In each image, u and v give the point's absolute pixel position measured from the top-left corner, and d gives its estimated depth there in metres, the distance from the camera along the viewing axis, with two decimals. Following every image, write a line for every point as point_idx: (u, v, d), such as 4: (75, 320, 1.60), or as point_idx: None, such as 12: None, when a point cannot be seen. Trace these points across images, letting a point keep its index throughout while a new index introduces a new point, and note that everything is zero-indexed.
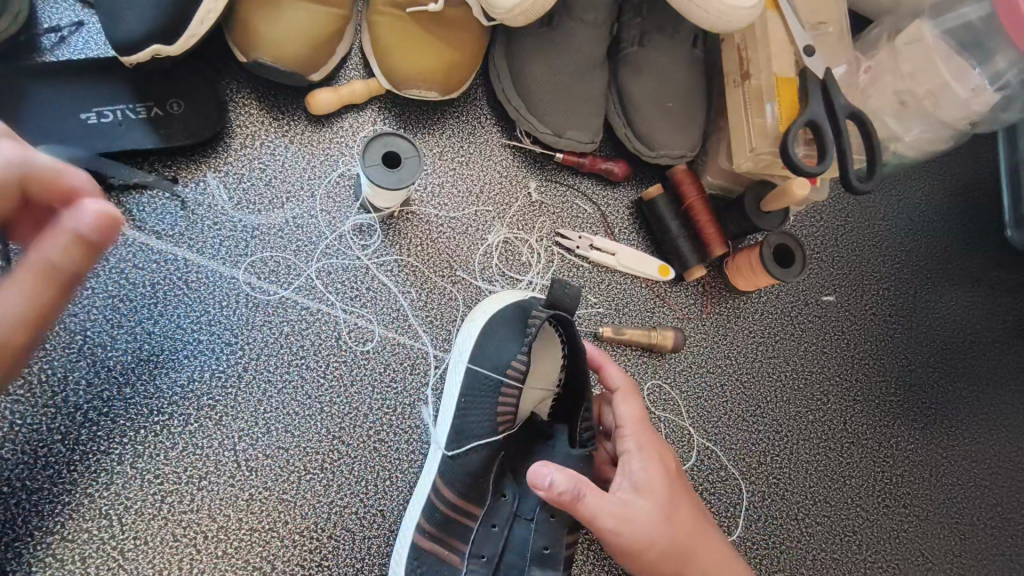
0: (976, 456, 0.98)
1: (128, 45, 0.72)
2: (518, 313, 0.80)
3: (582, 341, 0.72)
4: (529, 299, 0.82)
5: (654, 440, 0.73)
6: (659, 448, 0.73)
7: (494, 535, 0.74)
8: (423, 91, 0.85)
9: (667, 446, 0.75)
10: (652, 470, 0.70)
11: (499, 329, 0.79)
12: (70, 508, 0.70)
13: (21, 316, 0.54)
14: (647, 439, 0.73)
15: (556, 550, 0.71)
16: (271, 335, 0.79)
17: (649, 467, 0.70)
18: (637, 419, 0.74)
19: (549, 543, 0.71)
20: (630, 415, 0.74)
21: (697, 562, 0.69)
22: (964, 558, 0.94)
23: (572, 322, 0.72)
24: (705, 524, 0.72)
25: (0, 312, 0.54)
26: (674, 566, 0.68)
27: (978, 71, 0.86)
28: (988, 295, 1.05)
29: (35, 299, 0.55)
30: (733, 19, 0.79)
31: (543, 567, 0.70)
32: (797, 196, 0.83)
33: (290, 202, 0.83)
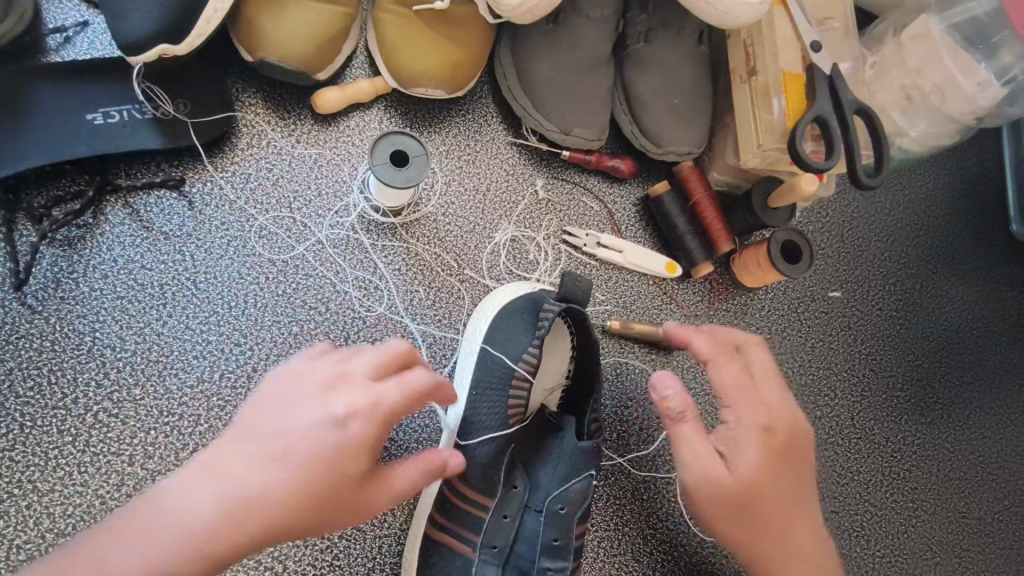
0: (984, 451, 0.99)
1: (134, 44, 0.71)
2: (529, 305, 0.80)
3: (593, 332, 0.73)
4: (541, 291, 0.82)
5: (767, 413, 0.69)
6: (769, 423, 0.69)
7: (506, 525, 0.75)
8: (430, 90, 0.85)
9: (792, 420, 0.70)
10: (744, 447, 0.68)
11: (511, 323, 0.79)
12: (83, 510, 0.70)
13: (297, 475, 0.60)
14: (757, 411, 0.69)
15: (565, 542, 0.73)
16: (280, 335, 0.79)
17: (745, 442, 0.68)
18: (746, 387, 0.71)
19: (558, 535, 0.72)
20: (774, 396, 0.71)
21: (755, 539, 0.69)
22: (972, 553, 0.95)
23: (585, 315, 0.72)
24: (796, 513, 0.69)
25: (274, 487, 0.59)
26: (730, 530, 0.69)
27: (983, 66, 0.86)
28: (994, 289, 1.05)
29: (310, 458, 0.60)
30: (741, 15, 0.79)
31: (553, 558, 0.72)
32: (805, 192, 0.84)
33: (297, 201, 0.83)
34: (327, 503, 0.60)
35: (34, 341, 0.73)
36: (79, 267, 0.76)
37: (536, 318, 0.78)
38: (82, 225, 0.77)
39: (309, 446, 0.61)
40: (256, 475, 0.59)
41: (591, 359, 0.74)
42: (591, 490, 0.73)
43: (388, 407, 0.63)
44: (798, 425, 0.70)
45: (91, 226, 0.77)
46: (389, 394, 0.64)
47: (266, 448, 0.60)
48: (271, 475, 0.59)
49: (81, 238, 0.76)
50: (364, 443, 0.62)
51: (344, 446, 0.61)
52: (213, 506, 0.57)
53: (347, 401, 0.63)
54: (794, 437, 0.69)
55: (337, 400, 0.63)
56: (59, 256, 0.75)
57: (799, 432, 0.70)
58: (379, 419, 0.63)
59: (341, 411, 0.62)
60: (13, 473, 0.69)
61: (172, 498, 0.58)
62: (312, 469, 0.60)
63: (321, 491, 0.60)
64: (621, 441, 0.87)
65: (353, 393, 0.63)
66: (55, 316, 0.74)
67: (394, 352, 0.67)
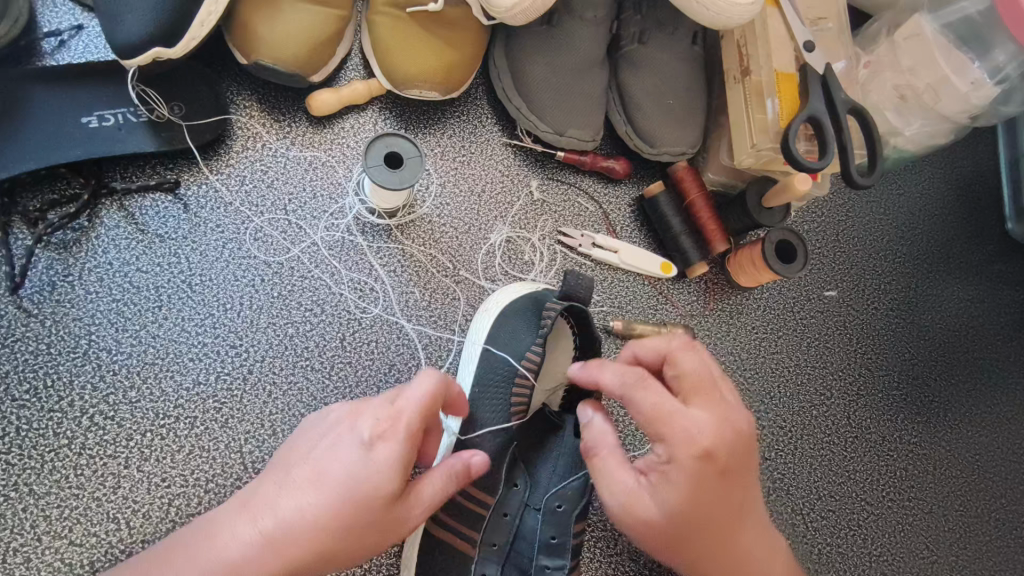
0: (980, 448, 0.99)
1: (127, 47, 0.71)
2: (533, 304, 0.82)
3: (594, 329, 0.74)
4: (545, 291, 0.84)
5: (700, 438, 0.57)
6: (702, 451, 0.57)
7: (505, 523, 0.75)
8: (424, 92, 0.85)
9: (728, 442, 0.59)
10: (674, 482, 0.58)
11: (515, 322, 0.81)
12: (79, 512, 0.70)
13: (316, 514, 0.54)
14: (687, 438, 0.58)
15: (563, 540, 0.72)
16: (275, 337, 0.79)
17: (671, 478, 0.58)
18: (674, 409, 0.58)
19: (556, 532, 0.73)
20: (701, 416, 0.59)
21: (697, 561, 0.63)
22: (969, 551, 0.95)
23: (585, 312, 0.74)
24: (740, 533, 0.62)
25: (294, 527, 0.54)
26: (669, 556, 0.63)
27: (977, 65, 0.86)
28: (989, 287, 1.05)
29: (329, 494, 0.54)
30: (734, 15, 0.79)
31: (552, 555, 0.72)
32: (798, 191, 0.84)
33: (292, 203, 0.83)
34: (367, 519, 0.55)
35: (30, 343, 0.73)
36: (75, 270, 0.76)
37: (539, 318, 0.81)
38: (78, 227, 0.77)
39: (338, 470, 0.55)
40: (290, 502, 0.55)
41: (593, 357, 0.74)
42: (588, 486, 0.74)
43: (405, 424, 0.56)
44: (734, 442, 0.59)
45: (87, 228, 0.77)
46: (406, 408, 0.57)
47: (301, 476, 0.56)
48: (307, 502, 0.55)
49: (77, 241, 0.77)
50: (394, 461, 0.55)
51: (369, 471, 0.55)
52: (255, 533, 0.54)
53: (371, 422, 0.56)
54: (730, 458, 0.59)
55: (361, 423, 0.57)
56: (55, 259, 0.76)
57: (737, 448, 0.59)
58: (404, 436, 0.56)
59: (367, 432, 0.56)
60: (9, 476, 0.70)
61: (220, 531, 0.56)
62: (342, 488, 0.54)
63: (356, 511, 0.54)
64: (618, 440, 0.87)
65: (376, 413, 0.57)
66: (51, 319, 0.74)
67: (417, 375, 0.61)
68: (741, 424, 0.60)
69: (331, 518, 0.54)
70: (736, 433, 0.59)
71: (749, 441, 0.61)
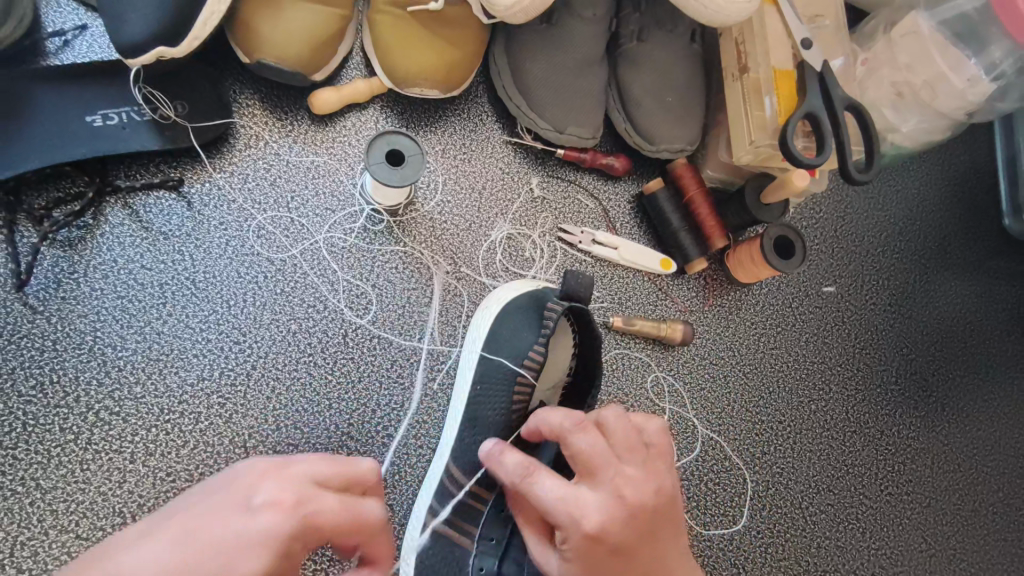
0: (977, 442, 0.99)
1: (132, 47, 0.72)
2: (534, 302, 0.82)
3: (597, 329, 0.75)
4: (546, 289, 0.84)
5: (586, 526, 0.54)
6: (589, 536, 0.54)
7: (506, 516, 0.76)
8: (425, 90, 0.86)
9: (622, 523, 0.54)
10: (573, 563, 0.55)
11: (517, 319, 0.81)
12: (85, 506, 0.71)
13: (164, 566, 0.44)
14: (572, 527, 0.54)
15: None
16: (278, 333, 0.80)
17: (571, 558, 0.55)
18: (561, 497, 0.55)
19: None
20: (586, 505, 0.54)
21: None
22: (966, 544, 0.96)
23: (587, 312, 0.75)
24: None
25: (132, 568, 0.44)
26: None
27: (973, 62, 0.87)
28: (986, 282, 1.06)
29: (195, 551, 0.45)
30: (733, 13, 0.80)
31: None
32: (796, 187, 0.86)
33: (294, 201, 0.84)
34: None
35: (36, 340, 0.74)
36: (80, 268, 0.77)
37: (540, 315, 0.81)
38: (83, 225, 0.78)
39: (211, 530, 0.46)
40: (135, 555, 0.45)
41: (594, 355, 0.76)
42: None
43: (307, 511, 0.48)
44: (631, 523, 0.54)
45: (92, 226, 0.78)
46: (320, 495, 0.49)
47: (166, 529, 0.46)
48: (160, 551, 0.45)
49: (82, 239, 0.77)
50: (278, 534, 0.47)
51: (247, 535, 0.46)
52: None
53: (272, 489, 0.49)
54: (626, 538, 0.54)
55: (263, 489, 0.49)
56: (60, 256, 0.76)
57: (638, 527, 0.55)
58: (304, 509, 0.48)
59: (261, 500, 0.48)
60: (15, 471, 0.70)
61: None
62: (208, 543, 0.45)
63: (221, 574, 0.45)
64: None
65: (286, 483, 0.49)
66: (56, 316, 0.75)
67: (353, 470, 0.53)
68: (642, 500, 0.55)
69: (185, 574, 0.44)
70: (636, 512, 0.55)
71: (657, 515, 0.56)
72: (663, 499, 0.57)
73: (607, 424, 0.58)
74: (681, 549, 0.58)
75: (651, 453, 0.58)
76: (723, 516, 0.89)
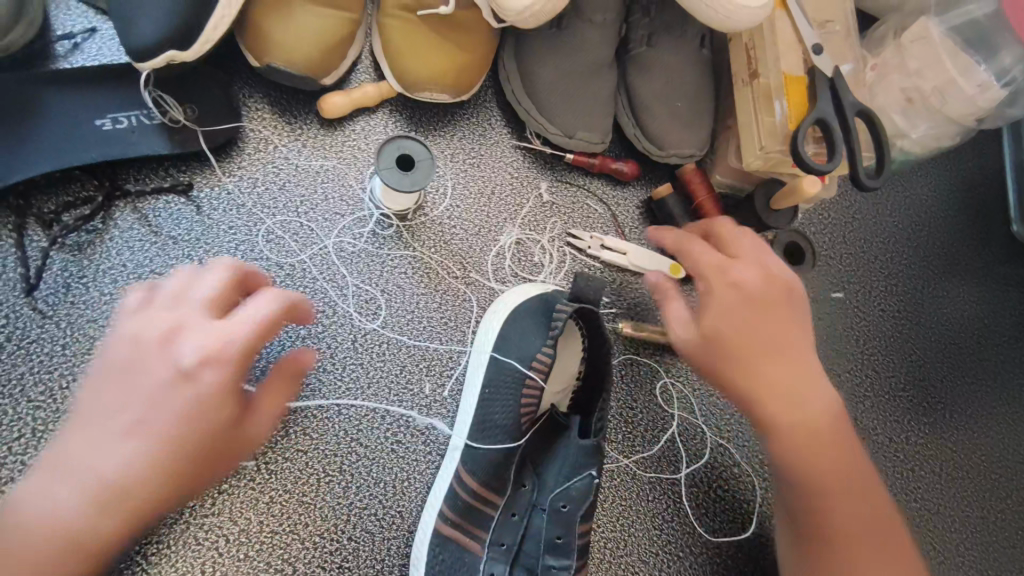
0: (985, 449, 0.99)
1: (142, 51, 0.72)
2: (542, 307, 0.82)
3: (606, 332, 0.75)
4: (553, 292, 0.84)
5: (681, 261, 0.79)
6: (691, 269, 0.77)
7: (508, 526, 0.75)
8: (435, 94, 0.85)
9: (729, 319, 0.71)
10: (693, 357, 0.73)
11: (524, 323, 0.81)
12: None
13: (152, 457, 0.54)
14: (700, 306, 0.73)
15: (568, 540, 0.74)
16: (287, 338, 0.80)
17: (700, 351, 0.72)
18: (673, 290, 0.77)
19: (562, 532, 0.74)
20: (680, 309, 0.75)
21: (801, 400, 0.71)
22: (975, 552, 0.95)
23: (596, 315, 0.75)
24: (818, 401, 0.71)
25: (127, 462, 0.54)
26: (778, 395, 0.70)
27: (983, 69, 0.87)
28: (994, 289, 1.05)
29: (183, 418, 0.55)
30: (745, 19, 0.79)
31: (557, 556, 0.73)
32: (807, 194, 0.85)
33: (304, 206, 0.84)
34: (144, 473, 0.54)
35: (45, 345, 0.74)
36: (89, 272, 0.76)
37: (548, 320, 0.81)
38: (92, 230, 0.77)
39: (161, 406, 0.55)
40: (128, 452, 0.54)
41: (602, 359, 0.76)
42: (593, 488, 0.74)
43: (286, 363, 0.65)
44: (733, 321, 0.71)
45: (101, 230, 0.78)
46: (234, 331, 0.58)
47: (127, 416, 0.55)
48: (98, 440, 0.54)
49: (91, 243, 0.77)
50: (170, 404, 0.55)
51: (199, 396, 0.56)
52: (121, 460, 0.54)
53: (193, 349, 0.56)
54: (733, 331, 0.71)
55: (188, 348, 0.57)
56: (69, 261, 0.76)
57: (748, 319, 0.71)
58: (234, 356, 0.57)
59: (190, 356, 0.56)
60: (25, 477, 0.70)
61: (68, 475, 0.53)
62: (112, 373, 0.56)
63: (174, 451, 0.55)
64: (628, 443, 0.87)
65: (194, 338, 0.57)
66: (65, 321, 0.75)
67: (231, 345, 0.57)
68: (750, 284, 0.73)
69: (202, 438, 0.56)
70: (749, 298, 0.72)
71: (775, 299, 0.72)
72: (786, 286, 0.74)
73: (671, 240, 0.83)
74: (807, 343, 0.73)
75: (741, 253, 0.76)
76: (733, 523, 0.89)
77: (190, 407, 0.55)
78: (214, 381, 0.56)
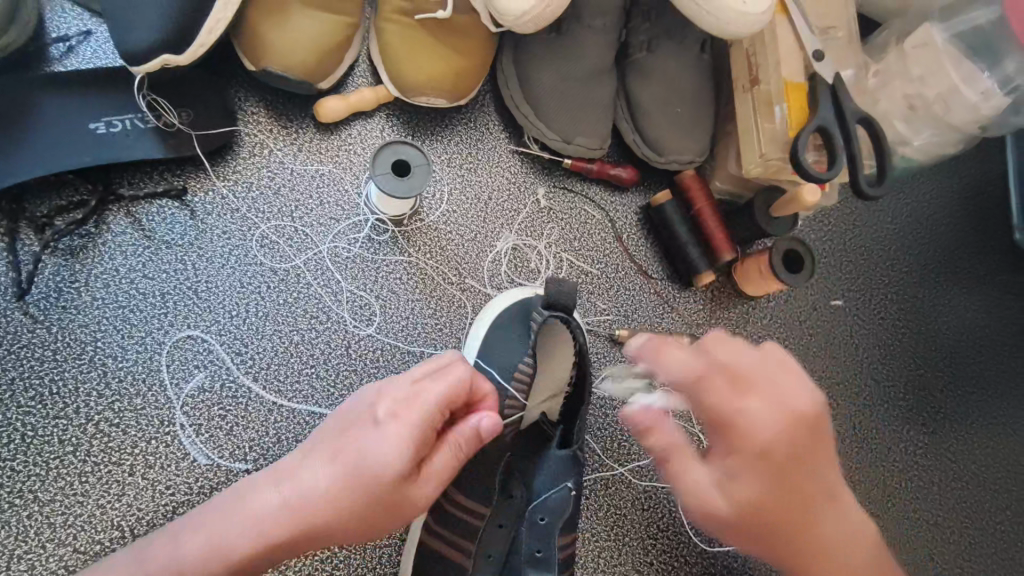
0: (986, 460, 0.98)
1: (136, 54, 0.71)
2: (523, 313, 0.82)
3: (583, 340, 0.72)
4: (530, 298, 0.83)
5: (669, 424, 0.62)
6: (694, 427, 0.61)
7: (496, 537, 0.75)
8: (431, 99, 0.85)
9: (756, 494, 0.59)
10: (710, 521, 0.63)
11: (504, 330, 0.82)
12: (84, 519, 0.71)
13: (328, 480, 0.57)
14: (704, 487, 0.61)
15: (548, 553, 0.73)
16: (280, 344, 0.79)
17: (737, 513, 0.61)
18: (678, 454, 0.62)
19: (541, 545, 0.73)
20: (691, 477, 0.61)
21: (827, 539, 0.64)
22: (975, 564, 0.94)
23: (574, 323, 0.73)
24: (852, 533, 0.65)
25: (321, 485, 0.57)
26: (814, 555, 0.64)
27: (988, 75, 0.85)
28: (997, 298, 1.04)
29: (358, 453, 0.57)
30: (745, 25, 0.78)
31: (538, 568, 0.72)
32: (807, 203, 0.84)
33: (298, 210, 0.83)
34: (320, 502, 0.56)
35: (36, 350, 0.73)
36: (81, 277, 0.76)
37: (528, 324, 0.82)
38: (84, 234, 0.77)
39: (334, 449, 0.58)
40: (319, 479, 0.57)
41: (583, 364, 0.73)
42: (568, 501, 0.72)
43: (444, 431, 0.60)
44: (771, 486, 0.60)
45: (93, 234, 0.77)
46: (421, 385, 0.59)
47: (327, 460, 0.58)
48: (302, 470, 0.59)
49: (83, 248, 0.77)
50: (337, 441, 0.59)
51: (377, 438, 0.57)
52: (315, 484, 0.57)
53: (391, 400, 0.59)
54: (769, 498, 0.60)
55: (389, 396, 0.59)
56: (62, 265, 0.76)
57: (770, 487, 0.60)
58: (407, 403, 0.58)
59: (383, 407, 0.59)
60: (14, 482, 0.70)
61: (291, 487, 0.58)
62: (341, 439, 0.59)
63: (349, 484, 0.56)
64: (624, 451, 0.87)
65: (399, 389, 0.59)
66: (57, 325, 0.74)
67: (420, 390, 0.59)
68: (774, 449, 0.59)
69: (373, 478, 0.56)
70: (773, 468, 0.59)
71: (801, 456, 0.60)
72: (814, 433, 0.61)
73: (686, 369, 0.60)
74: (833, 467, 0.64)
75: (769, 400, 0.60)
76: None
77: (361, 442, 0.57)
78: (394, 402, 0.59)
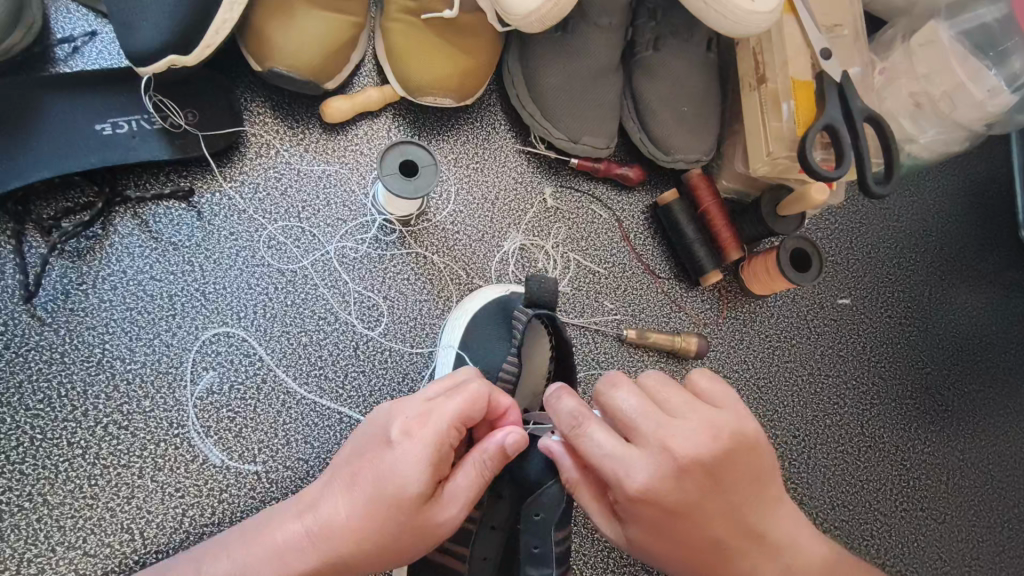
0: (992, 458, 0.98)
1: (142, 55, 0.71)
2: (501, 309, 0.81)
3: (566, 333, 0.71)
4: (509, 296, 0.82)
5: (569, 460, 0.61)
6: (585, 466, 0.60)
7: (500, 536, 0.73)
8: (439, 99, 0.84)
9: (642, 533, 0.57)
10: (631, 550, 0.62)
11: (485, 329, 0.81)
12: (93, 522, 0.70)
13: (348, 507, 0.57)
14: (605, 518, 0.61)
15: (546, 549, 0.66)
16: (288, 345, 0.79)
17: (646, 556, 0.59)
18: (577, 487, 0.61)
19: (538, 541, 0.66)
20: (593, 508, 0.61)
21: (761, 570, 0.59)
22: (982, 562, 0.94)
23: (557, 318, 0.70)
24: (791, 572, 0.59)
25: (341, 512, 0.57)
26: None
27: (993, 73, 0.85)
28: (1002, 295, 1.04)
29: (373, 479, 0.57)
30: (752, 23, 0.78)
31: (536, 565, 0.66)
32: (815, 201, 0.84)
33: (305, 212, 0.83)
34: (340, 529, 0.56)
35: (44, 352, 0.73)
36: (89, 279, 0.76)
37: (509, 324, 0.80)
38: (92, 236, 0.77)
39: (352, 476, 0.58)
40: (340, 507, 0.57)
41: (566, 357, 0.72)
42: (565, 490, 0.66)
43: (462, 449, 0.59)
44: (666, 532, 0.56)
45: (101, 236, 0.77)
46: (433, 404, 0.58)
47: (345, 486, 0.58)
48: (322, 497, 0.59)
49: (90, 249, 0.76)
50: (354, 467, 0.59)
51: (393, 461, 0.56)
52: (334, 511, 0.57)
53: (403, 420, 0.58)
54: (663, 538, 0.57)
55: (402, 417, 0.59)
56: (69, 267, 0.75)
57: (654, 528, 0.56)
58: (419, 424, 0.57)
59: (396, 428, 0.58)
60: (23, 486, 0.70)
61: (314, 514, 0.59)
62: (358, 465, 0.58)
63: (366, 510, 0.56)
64: None
65: (413, 409, 0.59)
66: (64, 328, 0.74)
67: (433, 410, 0.58)
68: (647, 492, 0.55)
69: (391, 503, 0.56)
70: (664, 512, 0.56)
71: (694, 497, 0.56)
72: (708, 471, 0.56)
73: (562, 424, 0.58)
74: (746, 495, 0.58)
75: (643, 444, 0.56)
76: None
77: (377, 465, 0.57)
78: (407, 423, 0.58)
